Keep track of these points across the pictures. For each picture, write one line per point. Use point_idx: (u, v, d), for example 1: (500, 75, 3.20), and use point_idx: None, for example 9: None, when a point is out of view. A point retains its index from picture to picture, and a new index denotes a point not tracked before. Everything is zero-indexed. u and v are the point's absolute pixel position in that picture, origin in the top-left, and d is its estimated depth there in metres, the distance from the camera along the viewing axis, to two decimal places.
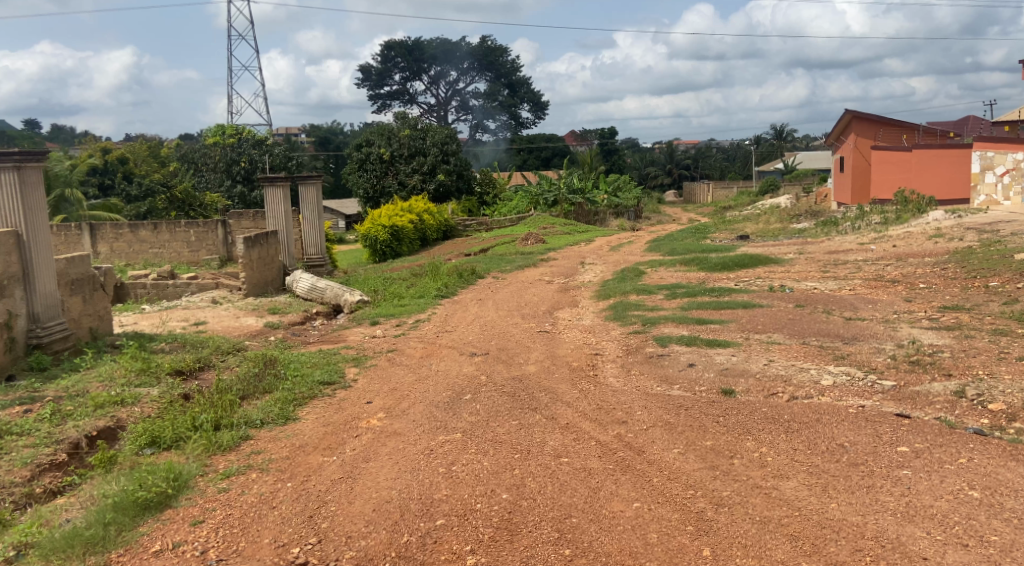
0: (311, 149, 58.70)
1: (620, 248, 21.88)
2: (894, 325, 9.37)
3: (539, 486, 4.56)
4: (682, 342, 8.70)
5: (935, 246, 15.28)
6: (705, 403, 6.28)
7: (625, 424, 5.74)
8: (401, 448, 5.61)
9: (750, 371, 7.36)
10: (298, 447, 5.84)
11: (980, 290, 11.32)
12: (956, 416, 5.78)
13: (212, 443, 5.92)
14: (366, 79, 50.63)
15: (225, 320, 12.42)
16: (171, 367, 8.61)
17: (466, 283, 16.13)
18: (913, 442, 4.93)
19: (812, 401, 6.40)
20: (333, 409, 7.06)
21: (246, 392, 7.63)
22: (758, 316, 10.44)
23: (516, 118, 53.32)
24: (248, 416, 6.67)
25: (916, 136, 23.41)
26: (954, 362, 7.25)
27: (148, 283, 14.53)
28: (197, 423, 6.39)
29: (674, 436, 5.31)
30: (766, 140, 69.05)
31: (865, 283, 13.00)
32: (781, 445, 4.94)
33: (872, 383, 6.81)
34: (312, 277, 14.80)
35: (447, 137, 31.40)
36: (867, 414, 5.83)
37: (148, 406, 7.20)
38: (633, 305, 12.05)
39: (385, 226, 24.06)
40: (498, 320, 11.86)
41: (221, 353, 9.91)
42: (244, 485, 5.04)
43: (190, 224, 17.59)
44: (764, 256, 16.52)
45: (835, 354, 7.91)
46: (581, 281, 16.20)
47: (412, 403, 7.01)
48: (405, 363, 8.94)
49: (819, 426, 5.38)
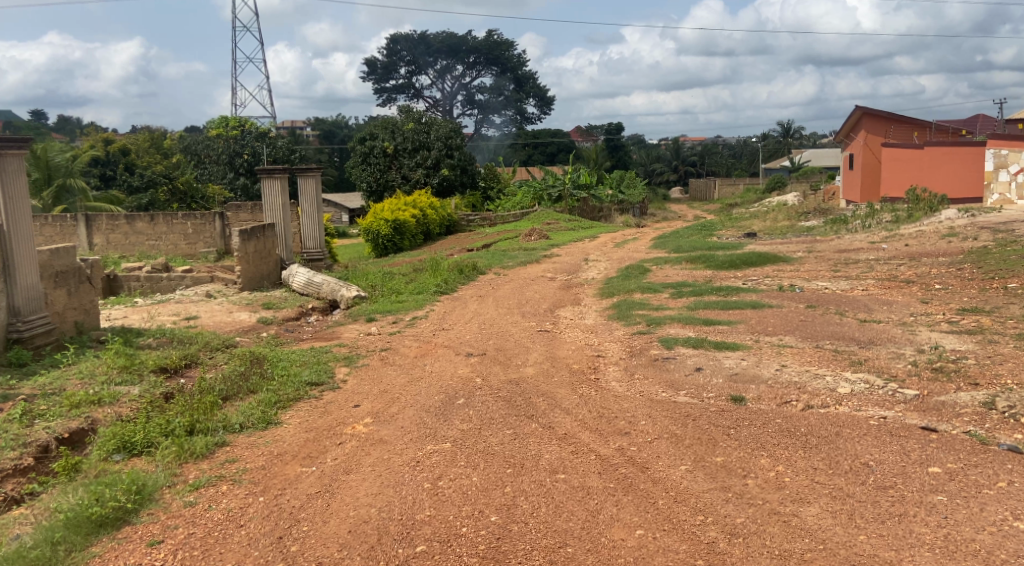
0: (316, 143, 58.35)
1: (625, 244, 21.42)
2: (912, 329, 8.91)
3: (533, 507, 4.14)
4: (689, 344, 8.25)
5: (949, 245, 14.80)
6: (715, 412, 5.84)
7: (628, 435, 5.31)
8: (386, 459, 5.19)
9: (761, 377, 6.91)
10: (276, 456, 5.43)
11: (1000, 293, 10.83)
12: (986, 431, 5.34)
13: (184, 450, 5.51)
14: (372, 73, 50.04)
15: (217, 315, 12.03)
16: (155, 365, 8.21)
17: (466, 279, 15.69)
18: (945, 462, 4.49)
19: (828, 412, 5.98)
20: (319, 412, 6.64)
21: (230, 392, 7.24)
22: (768, 317, 9.95)
23: (521, 113, 52.85)
24: (227, 420, 6.25)
25: (928, 133, 22.90)
26: (980, 370, 6.80)
27: (142, 277, 13.97)
28: (172, 428, 5.98)
29: (682, 450, 4.88)
30: (773, 137, 68.39)
31: (878, 284, 12.53)
32: (799, 464, 4.51)
33: (893, 391, 6.37)
34: (308, 272, 14.37)
35: (451, 132, 31.15)
36: (888, 427, 5.40)
37: (125, 407, 6.77)
38: (637, 304, 11.59)
39: (388, 220, 23.65)
40: (498, 318, 11.44)
41: (209, 349, 9.50)
42: (213, 499, 4.64)
43: (188, 216, 17.15)
44: (772, 254, 16.05)
45: (852, 360, 7.47)
46: (584, 278, 15.76)
47: (402, 407, 6.60)
48: (399, 364, 8.51)
49: (840, 441, 4.93)
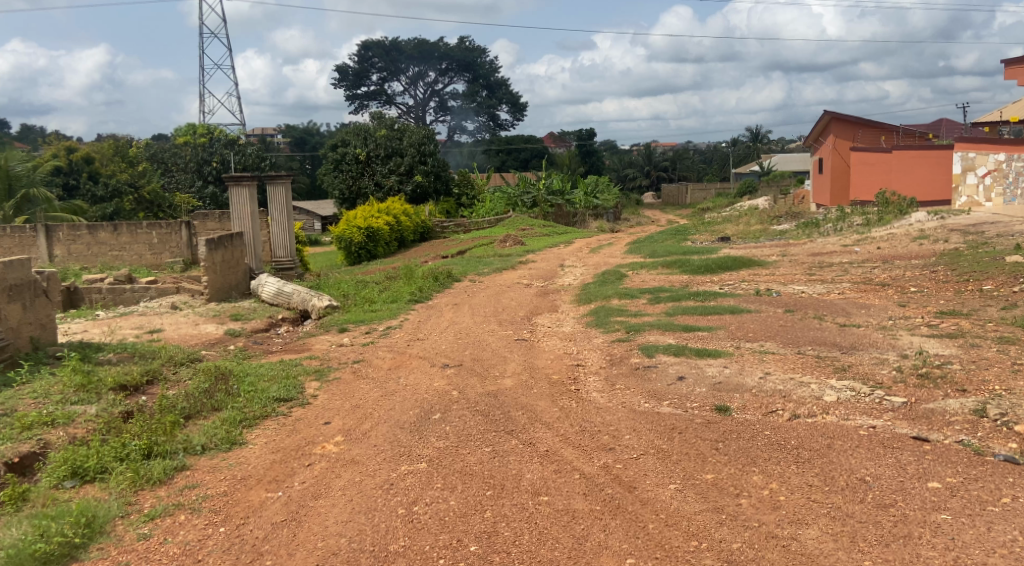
0: (288, 150, 57.75)
1: (601, 249, 21.28)
2: (894, 333, 8.78)
3: (516, 534, 3.92)
4: (670, 352, 8.04)
5: (921, 248, 14.81)
6: (701, 425, 5.61)
7: (613, 451, 5.07)
8: (358, 481, 4.90)
9: (745, 386, 6.70)
10: (240, 480, 5.12)
11: (976, 295, 10.77)
12: (980, 440, 5.19)
13: (140, 476, 5.18)
14: (343, 80, 49.48)
15: (183, 327, 11.59)
16: (114, 383, 7.79)
17: (441, 287, 15.38)
18: (944, 476, 4.30)
19: (816, 422, 5.78)
20: (287, 431, 6.31)
21: (192, 410, 6.88)
22: (748, 323, 9.77)
23: (494, 119, 52.61)
24: (188, 441, 5.90)
25: (895, 137, 23.10)
26: (967, 376, 6.64)
27: (104, 288, 13.48)
28: (127, 452, 5.61)
29: (670, 467, 4.65)
30: (743, 142, 68.92)
31: (854, 287, 12.46)
32: (794, 480, 4.29)
33: (879, 399, 6.20)
34: (279, 282, 13.98)
35: (424, 138, 30.70)
36: (879, 438, 5.22)
37: (80, 429, 6.37)
38: (615, 311, 11.39)
39: (361, 227, 23.34)
40: (473, 327, 11.16)
41: (173, 364, 9.09)
42: (170, 531, 4.38)
43: (152, 225, 16.66)
44: (747, 258, 15.96)
45: (836, 366, 7.30)
46: (561, 284, 15.54)
47: (374, 423, 6.29)
48: (372, 377, 8.19)
49: (832, 455, 4.73)
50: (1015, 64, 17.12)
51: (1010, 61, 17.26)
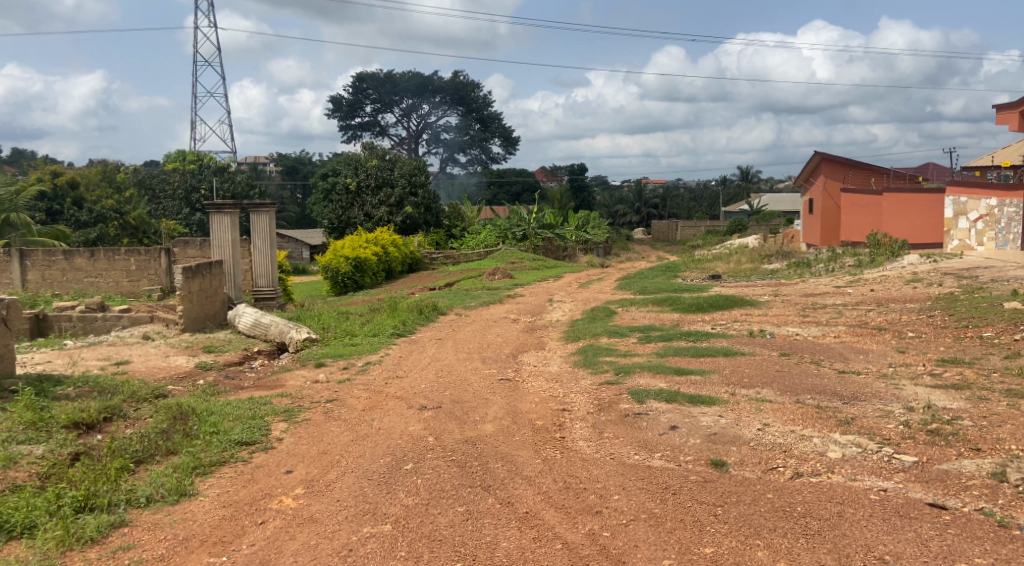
0: (280, 179, 57.43)
1: (590, 285, 20.88)
2: (896, 383, 8.32)
3: None
4: (661, 399, 7.51)
5: (915, 291, 14.47)
6: (696, 484, 5.10)
7: (600, 516, 4.57)
8: (312, 545, 4.38)
9: (743, 438, 6.21)
10: (182, 542, 4.57)
11: (976, 342, 10.37)
12: (1001, 508, 4.72)
13: (70, 534, 4.63)
14: (336, 111, 49.30)
15: (152, 359, 11.03)
16: (67, 420, 7.18)
17: (426, 320, 14.88)
18: (971, 556, 3.93)
19: (822, 482, 5.30)
20: (243, 481, 5.75)
21: (144, 454, 6.29)
22: (743, 367, 9.29)
23: (486, 153, 52.53)
24: (132, 492, 5.33)
25: (886, 179, 22.95)
26: (979, 433, 6.18)
27: (74, 316, 12.87)
28: (60, 505, 5.00)
29: (663, 538, 4.21)
30: (733, 181, 69.11)
31: (850, 330, 12.05)
32: (804, 559, 3.92)
33: (888, 457, 5.71)
34: (257, 312, 13.39)
35: (414, 169, 30.51)
36: (895, 505, 4.74)
37: (21, 472, 5.79)
38: (603, 350, 10.88)
39: (348, 257, 22.87)
40: (455, 365, 10.64)
41: (136, 400, 8.50)
42: None
43: (131, 251, 16.12)
44: (739, 297, 15.54)
45: (839, 418, 6.81)
46: (549, 320, 15.07)
47: (340, 473, 5.76)
48: (344, 419, 7.63)
49: (844, 524, 4.30)
50: (1006, 109, 16.95)
51: (1001, 106, 17.08)
